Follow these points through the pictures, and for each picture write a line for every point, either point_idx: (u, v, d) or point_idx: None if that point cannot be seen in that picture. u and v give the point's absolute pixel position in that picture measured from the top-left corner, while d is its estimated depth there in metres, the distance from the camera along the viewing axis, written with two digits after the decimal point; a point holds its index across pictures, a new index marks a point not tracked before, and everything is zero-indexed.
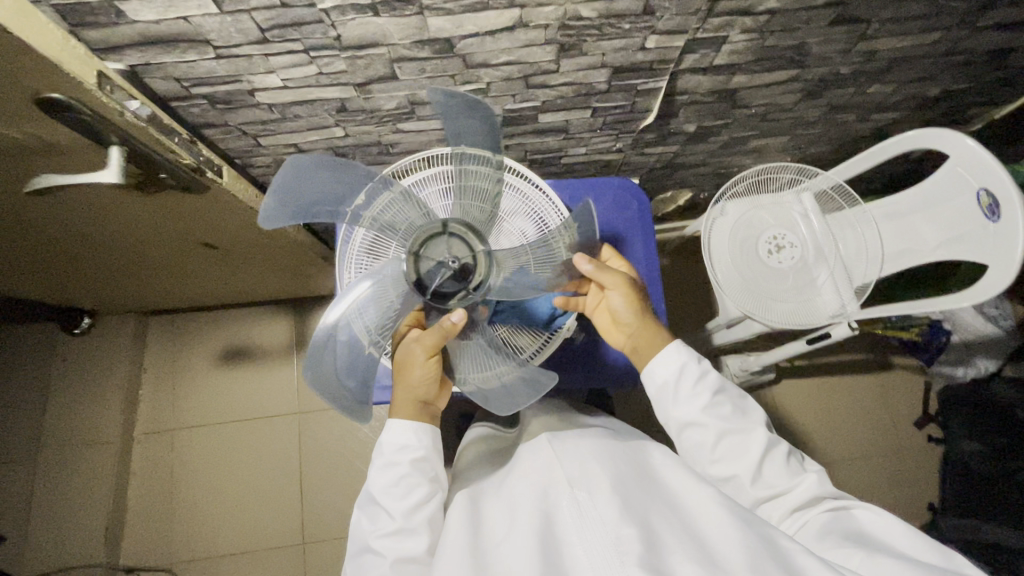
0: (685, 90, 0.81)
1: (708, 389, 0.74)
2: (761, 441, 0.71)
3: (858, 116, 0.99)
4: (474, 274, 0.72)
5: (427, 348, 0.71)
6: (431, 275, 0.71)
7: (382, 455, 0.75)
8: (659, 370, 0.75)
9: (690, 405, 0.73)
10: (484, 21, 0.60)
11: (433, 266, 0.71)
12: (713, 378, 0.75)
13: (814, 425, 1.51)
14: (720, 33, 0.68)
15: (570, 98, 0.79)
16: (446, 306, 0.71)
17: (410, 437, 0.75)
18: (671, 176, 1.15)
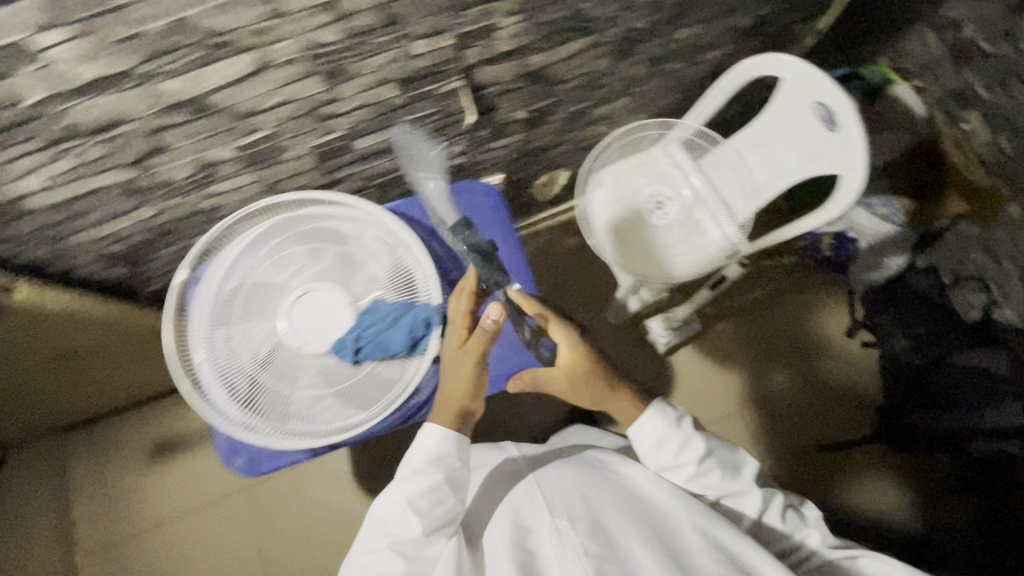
0: (489, 82, 0.79)
1: (694, 457, 0.78)
2: (754, 503, 0.78)
3: (686, 62, 0.99)
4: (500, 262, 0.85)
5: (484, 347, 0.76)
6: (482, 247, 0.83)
7: (412, 463, 0.76)
8: (642, 439, 0.80)
9: (676, 475, 0.80)
10: (220, 73, 0.57)
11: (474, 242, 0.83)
12: (696, 446, 0.78)
13: (749, 363, 1.52)
14: (486, 22, 0.66)
15: (374, 120, 0.77)
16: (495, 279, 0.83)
17: (443, 450, 0.76)
18: (534, 162, 1.14)
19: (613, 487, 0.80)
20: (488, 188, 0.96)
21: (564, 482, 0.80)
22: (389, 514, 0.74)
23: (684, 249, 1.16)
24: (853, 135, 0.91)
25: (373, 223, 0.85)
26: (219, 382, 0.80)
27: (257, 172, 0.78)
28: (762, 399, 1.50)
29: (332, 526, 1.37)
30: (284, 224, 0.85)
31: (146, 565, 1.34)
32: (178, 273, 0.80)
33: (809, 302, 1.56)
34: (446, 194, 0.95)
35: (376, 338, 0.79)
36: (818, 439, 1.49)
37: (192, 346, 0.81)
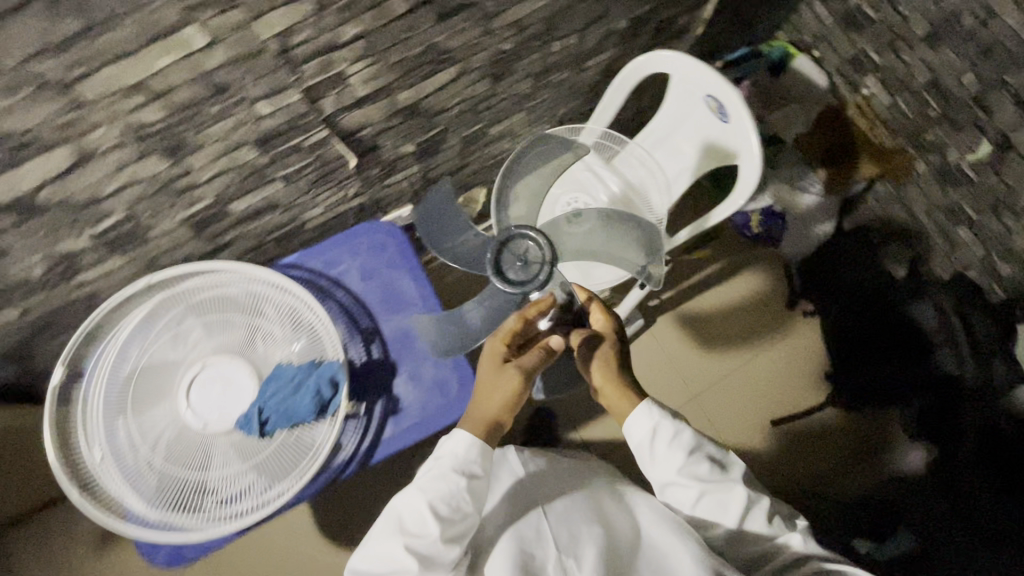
0: (359, 126, 0.76)
1: (683, 449, 0.72)
2: (739, 502, 0.69)
3: (574, 70, 0.97)
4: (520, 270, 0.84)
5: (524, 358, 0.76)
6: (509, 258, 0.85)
7: (439, 464, 0.69)
8: (635, 430, 0.73)
9: (665, 467, 0.72)
10: (36, 170, 0.53)
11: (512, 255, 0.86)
12: (689, 436, 0.72)
13: (696, 347, 1.52)
14: (331, 72, 0.63)
15: (243, 182, 0.73)
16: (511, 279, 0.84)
17: (470, 456, 0.70)
18: (444, 187, 1.12)
19: (618, 519, 0.75)
20: (388, 226, 0.92)
21: (575, 510, 0.76)
22: (406, 511, 0.67)
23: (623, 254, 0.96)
24: (746, 124, 0.92)
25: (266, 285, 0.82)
26: (121, 476, 0.76)
27: (128, 253, 0.74)
28: (715, 382, 1.50)
29: None
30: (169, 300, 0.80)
31: None
32: (54, 372, 0.75)
33: (748, 278, 1.55)
34: (346, 239, 0.92)
35: (283, 407, 0.77)
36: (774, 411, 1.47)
37: (85, 445, 0.76)
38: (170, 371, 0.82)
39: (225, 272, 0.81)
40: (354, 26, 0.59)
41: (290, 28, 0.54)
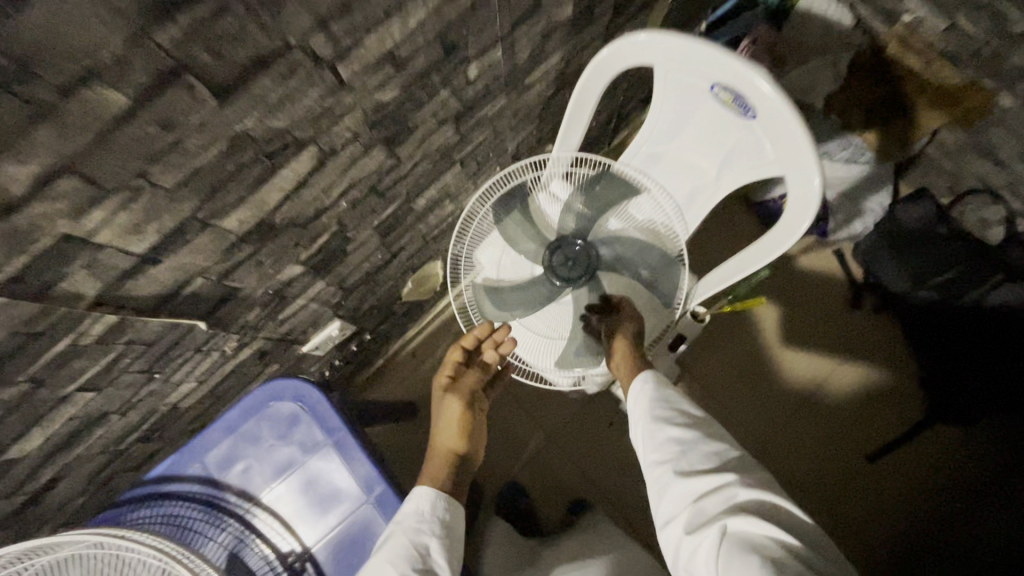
0: (177, 282, 0.46)
1: (664, 393, 0.65)
2: (691, 436, 0.57)
3: (512, 93, 0.67)
4: (571, 266, 0.79)
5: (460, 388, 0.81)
6: (562, 258, 0.79)
7: (404, 522, 0.55)
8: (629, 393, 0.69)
9: (637, 404, 0.65)
10: None
11: (564, 255, 0.79)
12: (670, 387, 0.65)
13: (748, 388, 1.11)
14: (50, 241, 0.34)
15: (6, 419, 0.44)
16: (565, 277, 0.79)
17: (438, 516, 0.57)
18: (379, 284, 0.82)
19: None
20: (292, 386, 0.62)
21: None
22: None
23: (660, 277, 0.78)
24: (783, 118, 0.59)
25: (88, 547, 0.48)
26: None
27: None
28: (781, 429, 1.09)
29: None
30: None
31: None
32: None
33: (792, 284, 1.15)
34: (236, 416, 0.62)
35: None
36: (859, 451, 1.08)
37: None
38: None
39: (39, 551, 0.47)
40: (32, 160, 0.29)
41: None
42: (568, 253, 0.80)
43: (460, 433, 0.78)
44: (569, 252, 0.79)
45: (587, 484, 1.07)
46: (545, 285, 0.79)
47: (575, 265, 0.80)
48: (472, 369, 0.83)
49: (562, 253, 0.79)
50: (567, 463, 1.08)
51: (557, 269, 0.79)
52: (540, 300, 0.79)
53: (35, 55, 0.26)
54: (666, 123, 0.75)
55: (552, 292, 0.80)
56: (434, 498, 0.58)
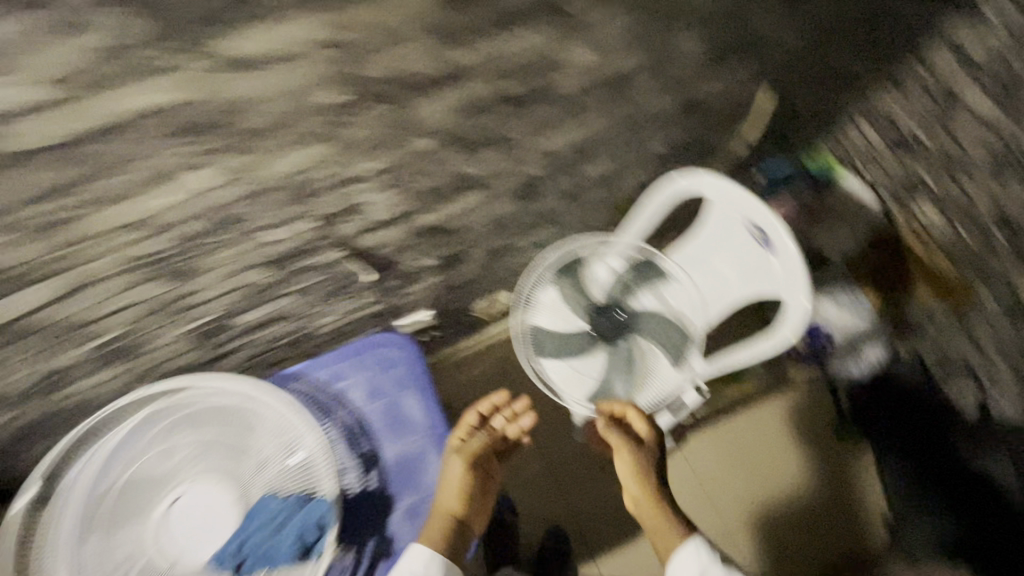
0: (378, 245, 0.73)
1: None
2: None
3: (605, 188, 0.94)
4: (608, 328, 1.07)
5: (473, 451, 0.79)
6: (603, 319, 1.07)
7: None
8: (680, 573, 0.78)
9: None
10: (35, 299, 0.51)
11: (605, 317, 1.07)
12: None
13: (730, 472, 1.34)
14: (351, 202, 0.61)
15: (251, 298, 0.70)
16: (600, 333, 1.07)
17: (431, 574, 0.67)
18: (467, 292, 1.08)
19: None
20: (399, 339, 0.87)
21: None
22: None
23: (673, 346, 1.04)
24: (793, 263, 0.85)
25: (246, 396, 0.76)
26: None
27: (126, 364, 0.70)
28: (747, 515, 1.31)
29: None
30: (118, 429, 0.73)
31: None
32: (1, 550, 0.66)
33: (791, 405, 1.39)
34: (355, 349, 0.87)
35: (260, 548, 0.69)
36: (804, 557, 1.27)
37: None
38: (149, 488, 0.75)
39: (219, 393, 0.75)
40: (374, 161, 0.56)
41: (304, 166, 0.52)
42: (609, 317, 1.08)
43: (461, 495, 0.76)
44: (609, 317, 1.07)
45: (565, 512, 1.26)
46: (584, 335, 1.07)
47: (611, 327, 1.07)
48: (481, 434, 0.81)
49: (603, 316, 1.08)
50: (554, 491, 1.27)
51: (597, 326, 1.07)
52: (578, 345, 1.07)
53: (405, 121, 0.53)
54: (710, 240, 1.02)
55: (588, 342, 1.07)
56: (428, 560, 0.67)
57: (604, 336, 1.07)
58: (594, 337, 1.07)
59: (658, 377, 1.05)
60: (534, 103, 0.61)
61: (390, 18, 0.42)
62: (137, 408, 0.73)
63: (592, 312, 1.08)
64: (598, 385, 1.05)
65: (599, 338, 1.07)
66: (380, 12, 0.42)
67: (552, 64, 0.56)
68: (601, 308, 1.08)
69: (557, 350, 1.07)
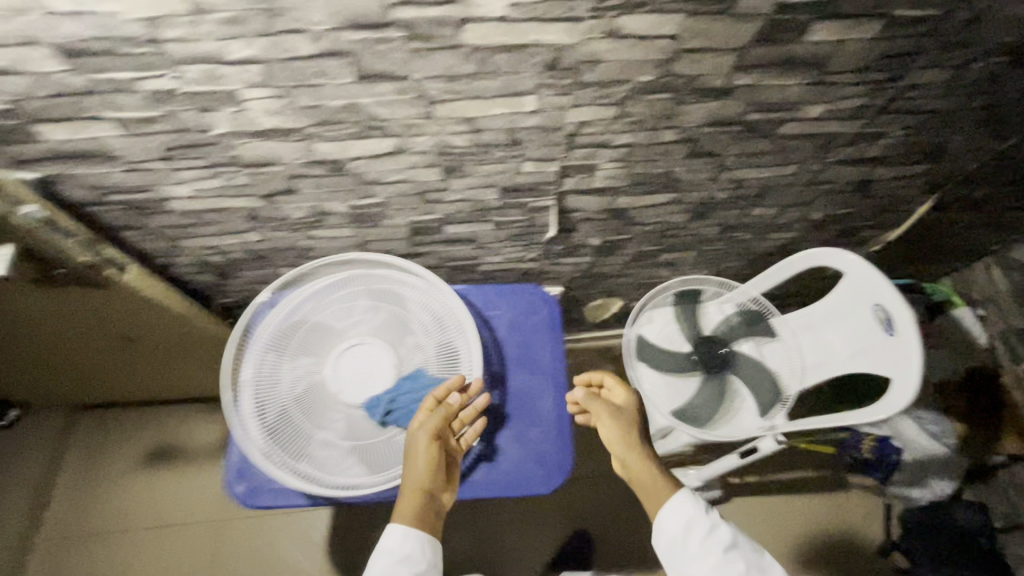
0: (576, 208, 0.88)
1: (720, 545, 0.78)
2: None
3: (755, 235, 1.06)
4: (709, 358, 1.17)
5: (432, 431, 0.80)
6: (708, 349, 1.18)
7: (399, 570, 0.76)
8: (669, 525, 0.81)
9: (700, 559, 0.78)
10: (367, 146, 0.68)
11: (709, 348, 1.18)
12: (723, 531, 0.79)
13: (766, 546, 1.41)
14: (591, 163, 0.77)
15: (469, 213, 0.86)
16: (701, 360, 1.17)
17: (411, 542, 0.78)
18: (595, 285, 1.21)
19: None
20: (546, 294, 1.01)
21: None
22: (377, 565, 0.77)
23: (763, 397, 1.13)
24: (910, 346, 0.91)
25: (428, 287, 0.91)
26: (253, 431, 0.82)
27: (357, 228, 0.88)
28: None
29: None
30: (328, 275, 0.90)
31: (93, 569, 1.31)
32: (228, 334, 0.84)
33: (839, 508, 1.46)
34: (509, 289, 1.01)
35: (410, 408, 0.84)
36: None
37: (231, 397, 0.83)
38: (325, 335, 0.89)
39: (411, 275, 0.91)
40: (628, 136, 0.72)
41: (587, 120, 0.68)
42: (712, 349, 1.18)
43: (430, 470, 0.80)
44: (713, 349, 1.18)
45: (598, 522, 1.35)
46: (686, 357, 1.18)
47: (711, 358, 1.17)
48: (438, 410, 0.81)
49: (707, 347, 1.18)
50: (595, 495, 1.38)
51: (700, 353, 1.18)
52: (677, 363, 1.18)
53: (671, 111, 0.68)
54: (830, 311, 1.11)
55: (688, 364, 1.18)
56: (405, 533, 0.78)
57: (704, 363, 1.17)
58: (695, 361, 1.17)
59: (744, 419, 1.13)
60: (757, 135, 0.75)
61: (720, 38, 0.58)
62: (346, 262, 0.90)
63: (698, 341, 1.19)
64: (685, 406, 1.15)
65: (699, 365, 1.17)
66: (716, 33, 0.57)
67: (791, 110, 0.71)
68: (707, 339, 1.19)
69: (657, 362, 1.18)
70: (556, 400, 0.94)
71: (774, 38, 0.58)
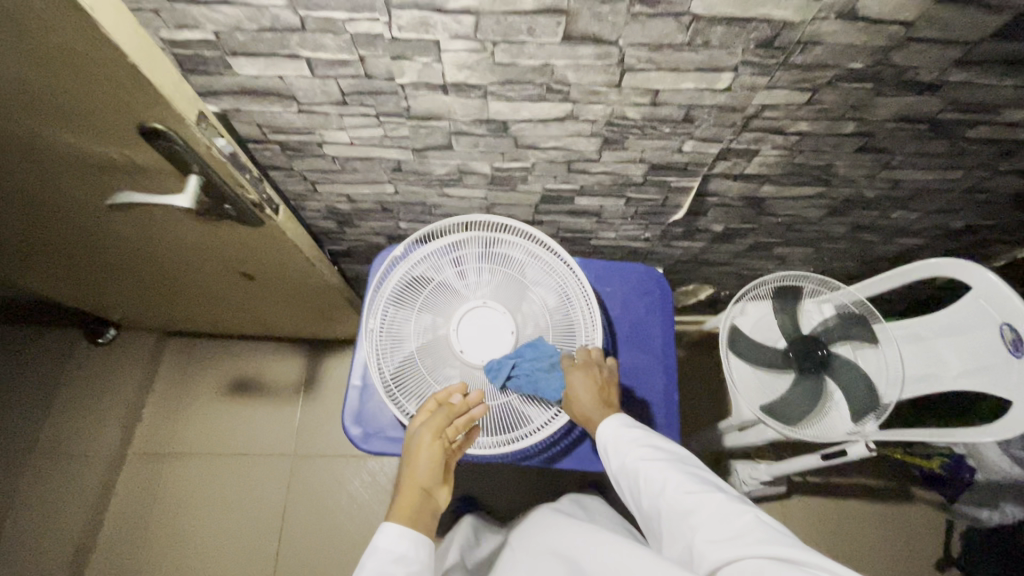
0: (715, 192, 0.86)
1: (635, 441, 0.79)
2: (683, 482, 0.71)
3: (881, 237, 1.02)
4: (807, 358, 1.14)
5: (435, 430, 0.75)
6: (805, 349, 1.15)
7: (393, 570, 0.68)
8: (605, 439, 0.81)
9: (621, 458, 0.78)
10: (540, 110, 0.67)
11: (808, 348, 1.15)
12: (638, 431, 0.80)
13: (825, 545, 1.42)
14: (753, 148, 0.74)
15: (606, 187, 0.85)
16: (797, 360, 1.15)
17: (403, 543, 0.70)
18: (695, 271, 1.19)
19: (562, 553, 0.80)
20: (660, 276, 0.99)
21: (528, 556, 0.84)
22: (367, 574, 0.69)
23: (858, 403, 1.11)
24: None
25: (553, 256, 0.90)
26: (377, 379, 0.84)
27: (490, 190, 0.87)
28: None
29: (352, 528, 1.37)
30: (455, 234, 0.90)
31: (178, 485, 1.39)
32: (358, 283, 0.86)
33: (900, 518, 1.45)
34: (622, 266, 1.00)
35: (533, 376, 0.82)
36: None
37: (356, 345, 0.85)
38: (446, 294, 0.89)
39: (537, 243, 0.89)
40: (805, 124, 0.69)
41: (773, 103, 0.65)
42: (810, 350, 1.15)
43: (430, 468, 0.75)
44: (810, 350, 1.15)
45: None
46: (780, 355, 1.16)
47: (807, 359, 1.15)
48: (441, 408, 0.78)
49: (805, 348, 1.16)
50: None
51: (797, 352, 1.15)
52: (770, 360, 1.16)
53: (861, 103, 0.65)
54: (944, 325, 1.07)
55: (781, 362, 1.16)
56: (396, 534, 0.70)
57: (800, 363, 1.15)
58: (790, 359, 1.16)
59: (834, 422, 1.13)
60: (939, 136, 0.71)
61: (956, 28, 0.54)
62: (474, 222, 0.89)
63: (794, 339, 1.17)
64: (774, 403, 1.13)
65: (793, 364, 1.15)
66: (955, 23, 0.53)
67: (989, 113, 0.66)
68: (804, 339, 1.17)
69: (750, 357, 1.16)
70: (664, 381, 0.94)
71: (1015, 33, 0.54)
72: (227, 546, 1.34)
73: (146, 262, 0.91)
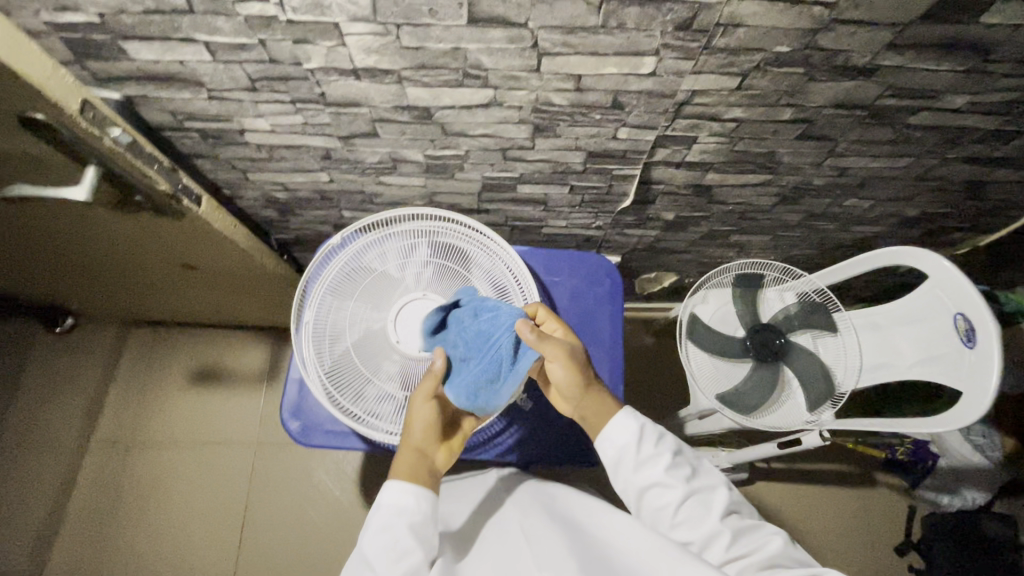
0: (660, 180, 0.83)
1: (667, 450, 0.74)
2: (723, 500, 0.71)
3: (838, 225, 1.00)
4: (763, 348, 1.13)
5: (429, 393, 0.73)
6: (762, 338, 1.14)
7: (395, 524, 0.68)
8: (614, 439, 0.74)
9: (651, 467, 0.72)
10: (461, 96, 0.64)
11: (765, 337, 1.14)
12: (668, 440, 0.75)
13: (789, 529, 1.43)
14: (691, 134, 0.71)
15: (547, 174, 0.82)
16: (754, 350, 1.13)
17: (404, 500, 0.70)
18: (654, 258, 1.17)
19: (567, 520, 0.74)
20: (610, 266, 0.97)
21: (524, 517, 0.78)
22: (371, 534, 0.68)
23: (816, 391, 1.09)
24: (990, 361, 0.86)
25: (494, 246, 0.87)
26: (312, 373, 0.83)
27: (428, 178, 0.84)
28: None
29: (317, 515, 1.37)
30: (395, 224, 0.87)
31: (142, 474, 1.39)
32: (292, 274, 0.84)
33: (864, 503, 1.46)
34: (572, 256, 0.98)
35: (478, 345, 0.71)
36: None
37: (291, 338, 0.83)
38: (385, 286, 0.87)
39: (479, 233, 0.87)
40: (741, 111, 0.66)
41: (703, 89, 0.62)
42: (767, 339, 1.14)
43: (426, 429, 0.73)
44: (767, 339, 1.13)
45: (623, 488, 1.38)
46: (738, 344, 1.14)
47: (765, 348, 1.13)
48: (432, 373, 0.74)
49: (762, 337, 1.14)
50: None
51: (753, 342, 1.13)
52: (728, 349, 1.14)
53: (794, 89, 0.62)
54: (903, 314, 1.06)
55: (739, 351, 1.14)
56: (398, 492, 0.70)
57: (758, 352, 1.13)
58: (748, 348, 1.14)
59: (790, 410, 1.11)
60: (881, 123, 0.68)
61: (882, 10, 0.51)
62: (413, 212, 0.86)
63: (751, 328, 1.15)
64: (732, 393, 1.11)
65: (751, 353, 1.14)
66: (880, 4, 0.50)
67: (931, 99, 0.64)
68: (761, 328, 1.15)
69: (707, 346, 1.15)
70: (610, 374, 0.92)
71: (945, 15, 0.51)
72: (191, 533, 1.35)
73: (78, 253, 0.89)
